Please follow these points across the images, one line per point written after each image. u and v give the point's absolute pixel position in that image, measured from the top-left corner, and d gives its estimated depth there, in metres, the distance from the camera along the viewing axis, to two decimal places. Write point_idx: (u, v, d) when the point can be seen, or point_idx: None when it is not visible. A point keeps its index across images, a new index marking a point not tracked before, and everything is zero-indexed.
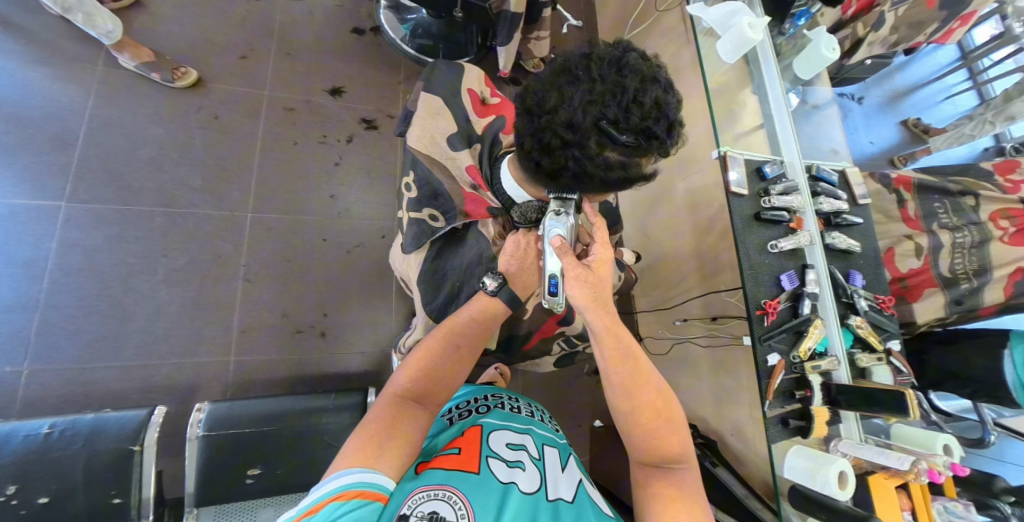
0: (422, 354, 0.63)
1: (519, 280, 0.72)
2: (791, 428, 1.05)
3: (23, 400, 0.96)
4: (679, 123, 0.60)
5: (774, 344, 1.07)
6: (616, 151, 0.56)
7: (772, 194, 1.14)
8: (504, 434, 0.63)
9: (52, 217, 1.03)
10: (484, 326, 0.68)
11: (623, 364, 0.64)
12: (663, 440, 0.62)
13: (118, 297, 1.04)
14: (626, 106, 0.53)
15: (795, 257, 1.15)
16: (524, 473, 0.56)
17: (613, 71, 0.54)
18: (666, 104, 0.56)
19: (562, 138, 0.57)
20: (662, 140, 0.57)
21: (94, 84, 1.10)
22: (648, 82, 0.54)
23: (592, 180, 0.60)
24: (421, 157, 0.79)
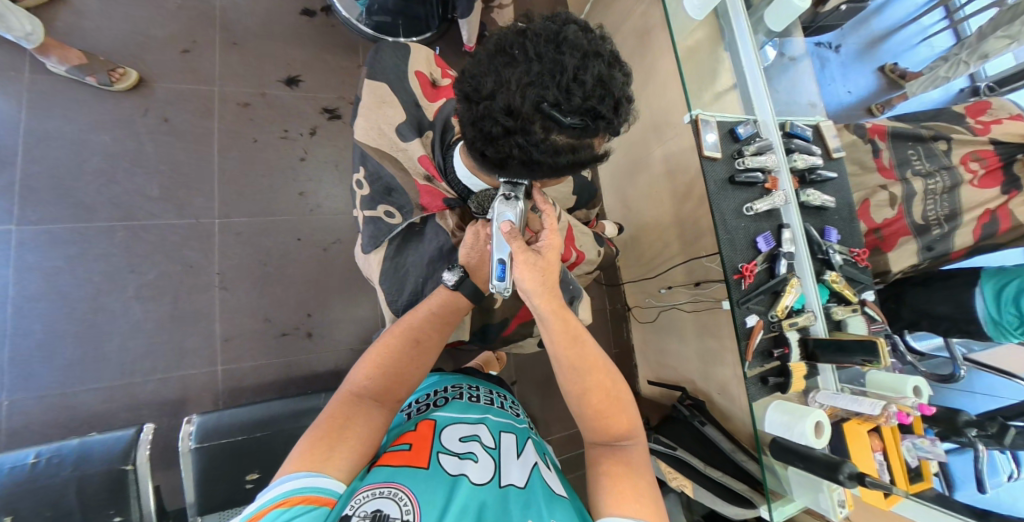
0: (380, 351, 0.60)
1: (479, 274, 0.71)
2: (771, 386, 1.09)
3: (7, 430, 0.95)
4: (627, 96, 0.58)
5: (752, 306, 1.10)
6: (561, 135, 0.55)
7: (746, 155, 1.14)
8: (458, 425, 0.59)
9: (4, 242, 0.99)
10: (442, 320, 0.66)
11: (574, 346, 0.62)
12: (612, 420, 0.60)
13: (89, 318, 1.02)
14: (566, 86, 0.52)
15: (771, 218, 1.17)
16: (476, 464, 0.53)
17: (550, 48, 0.52)
18: (609, 79, 0.54)
19: (505, 126, 0.55)
20: (608, 118, 0.56)
21: (25, 94, 1.03)
22: (590, 58, 0.52)
23: (541, 167, 0.59)
24: (371, 151, 0.77)
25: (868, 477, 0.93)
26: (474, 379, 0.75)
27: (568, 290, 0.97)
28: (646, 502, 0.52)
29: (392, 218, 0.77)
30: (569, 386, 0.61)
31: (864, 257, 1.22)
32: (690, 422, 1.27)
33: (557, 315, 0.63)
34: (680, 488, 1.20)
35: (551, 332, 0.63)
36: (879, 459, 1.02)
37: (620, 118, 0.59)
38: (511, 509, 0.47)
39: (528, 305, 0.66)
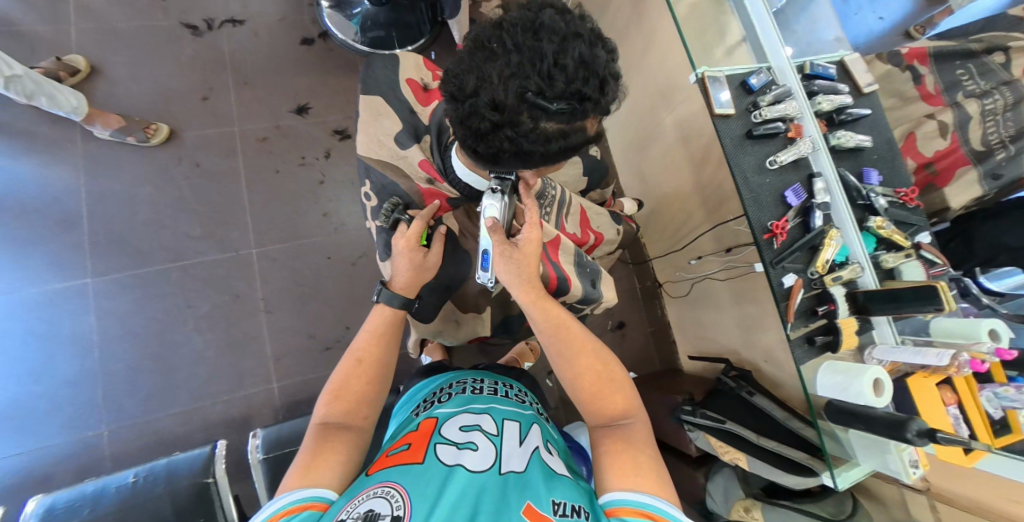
0: (336, 380, 0.64)
1: (402, 282, 0.73)
2: (818, 346, 1.02)
3: (110, 455, 1.07)
4: (613, 74, 0.57)
5: (788, 265, 1.03)
6: (550, 123, 0.55)
7: (763, 106, 1.06)
8: (458, 418, 0.61)
9: (83, 294, 1.11)
10: (388, 336, 0.70)
11: (556, 331, 0.69)
12: (606, 400, 0.63)
13: (159, 352, 1.13)
14: (546, 75, 0.51)
15: (799, 168, 1.09)
16: (475, 453, 0.54)
17: (527, 38, 0.52)
18: (591, 60, 0.53)
19: (493, 120, 0.55)
20: (595, 98, 0.55)
21: (80, 162, 1.15)
22: (568, 41, 0.52)
23: (533, 156, 0.59)
24: (373, 163, 0.79)
25: (939, 433, 0.85)
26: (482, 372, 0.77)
27: (588, 272, 0.96)
28: (649, 474, 0.53)
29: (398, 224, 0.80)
30: (562, 369, 0.67)
31: (913, 196, 1.11)
32: (738, 392, 1.25)
33: (540, 304, 0.70)
34: (734, 462, 1.16)
35: (537, 314, 0.70)
36: (954, 412, 0.93)
37: (609, 96, 0.57)
38: (507, 492, 0.49)
39: (513, 291, 0.72)
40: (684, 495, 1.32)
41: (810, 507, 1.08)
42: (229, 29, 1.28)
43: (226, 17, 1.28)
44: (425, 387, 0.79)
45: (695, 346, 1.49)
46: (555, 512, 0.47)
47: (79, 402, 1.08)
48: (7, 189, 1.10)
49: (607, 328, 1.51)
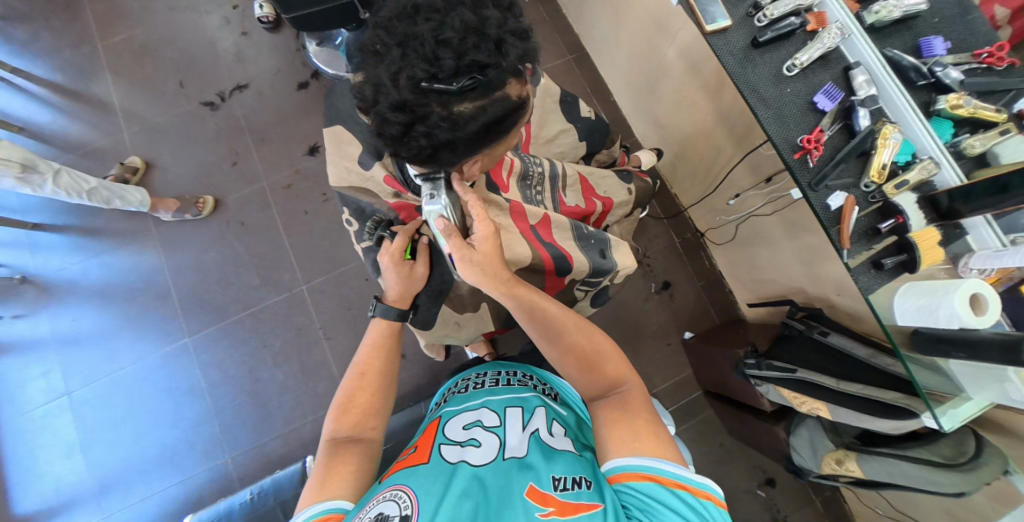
0: (343, 396, 0.71)
1: (395, 295, 0.79)
2: (890, 269, 0.85)
3: (237, 478, 1.25)
4: (518, 26, 0.46)
5: (834, 183, 0.87)
6: (460, 106, 0.45)
7: (766, 4, 0.89)
8: (463, 419, 0.73)
9: (185, 351, 1.31)
10: (384, 348, 0.77)
11: (533, 318, 0.73)
12: (601, 372, 0.68)
13: (252, 388, 1.30)
14: (432, 55, 0.42)
15: (830, 64, 0.91)
16: (478, 448, 0.65)
17: (401, 20, 0.43)
18: (479, 20, 0.43)
19: (401, 123, 0.46)
20: (501, 59, 0.44)
21: (158, 244, 1.35)
22: (449, 8, 0.42)
23: (461, 144, 0.49)
24: (347, 191, 0.81)
25: None
26: (485, 367, 0.90)
27: (595, 244, 0.89)
28: (649, 436, 0.58)
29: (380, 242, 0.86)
30: (551, 352, 0.71)
31: (1002, 53, 0.86)
32: (809, 336, 1.13)
33: (513, 292, 0.73)
34: (813, 413, 1.03)
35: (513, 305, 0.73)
36: None
37: (521, 50, 0.46)
38: (510, 476, 0.59)
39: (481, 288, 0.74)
40: (771, 450, 1.22)
41: (916, 453, 0.94)
42: (238, 95, 1.42)
43: (233, 86, 1.42)
44: (442, 387, 0.93)
45: (757, 290, 1.35)
46: (555, 488, 0.56)
47: (203, 439, 1.27)
48: (113, 279, 1.33)
49: (653, 290, 1.45)
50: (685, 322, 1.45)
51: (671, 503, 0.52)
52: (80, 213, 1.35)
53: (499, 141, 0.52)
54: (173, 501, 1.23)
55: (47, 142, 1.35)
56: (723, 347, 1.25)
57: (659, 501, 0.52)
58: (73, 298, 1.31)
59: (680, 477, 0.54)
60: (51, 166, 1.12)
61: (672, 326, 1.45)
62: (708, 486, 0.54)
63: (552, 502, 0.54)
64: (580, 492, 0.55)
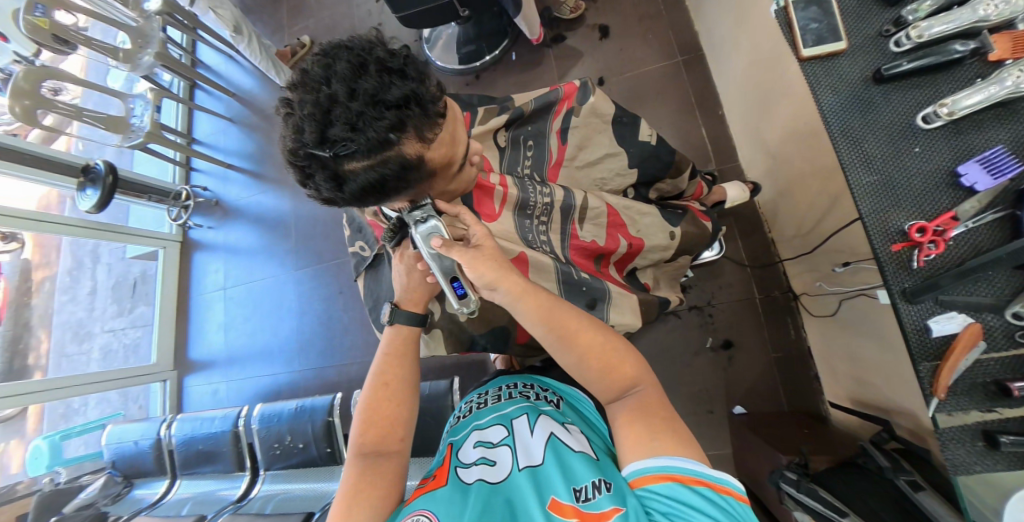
0: (365, 409, 0.66)
1: (410, 300, 0.70)
2: (1011, 452, 0.54)
3: (303, 387, 1.57)
4: (397, 94, 0.44)
5: (951, 300, 0.58)
6: (338, 169, 0.45)
7: (917, 19, 0.62)
8: (472, 437, 0.69)
9: (293, 280, 1.65)
10: (406, 355, 0.70)
11: (554, 328, 0.61)
12: (617, 369, 0.60)
13: (327, 322, 1.58)
14: (302, 126, 0.44)
15: (1013, 116, 0.59)
16: (494, 466, 0.62)
17: (292, 92, 0.46)
18: (348, 92, 0.43)
19: (299, 178, 0.49)
20: (366, 129, 0.43)
21: (291, 191, 1.71)
22: (322, 82, 0.44)
23: (355, 199, 0.49)
24: None
25: None
26: (490, 384, 0.84)
27: (584, 293, 0.80)
28: (665, 434, 0.54)
29: (366, 252, 0.78)
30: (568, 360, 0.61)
31: None
32: (892, 481, 0.81)
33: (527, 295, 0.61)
34: None
35: (527, 313, 0.61)
36: None
37: (392, 118, 0.43)
38: (527, 494, 0.55)
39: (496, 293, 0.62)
40: None
41: None
42: None
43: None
44: None
45: (854, 392, 1.01)
46: (576, 498, 0.53)
47: (289, 351, 1.61)
48: (264, 213, 1.74)
49: (707, 346, 1.23)
50: (740, 395, 1.19)
51: (695, 502, 0.48)
52: (256, 160, 1.79)
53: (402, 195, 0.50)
54: (262, 388, 1.62)
55: (250, 107, 1.84)
56: (768, 446, 0.99)
57: (682, 501, 0.48)
58: (242, 220, 1.77)
59: (698, 473, 0.50)
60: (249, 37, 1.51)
61: (722, 395, 1.20)
62: (727, 481, 0.51)
63: (573, 515, 0.51)
64: (599, 501, 0.51)
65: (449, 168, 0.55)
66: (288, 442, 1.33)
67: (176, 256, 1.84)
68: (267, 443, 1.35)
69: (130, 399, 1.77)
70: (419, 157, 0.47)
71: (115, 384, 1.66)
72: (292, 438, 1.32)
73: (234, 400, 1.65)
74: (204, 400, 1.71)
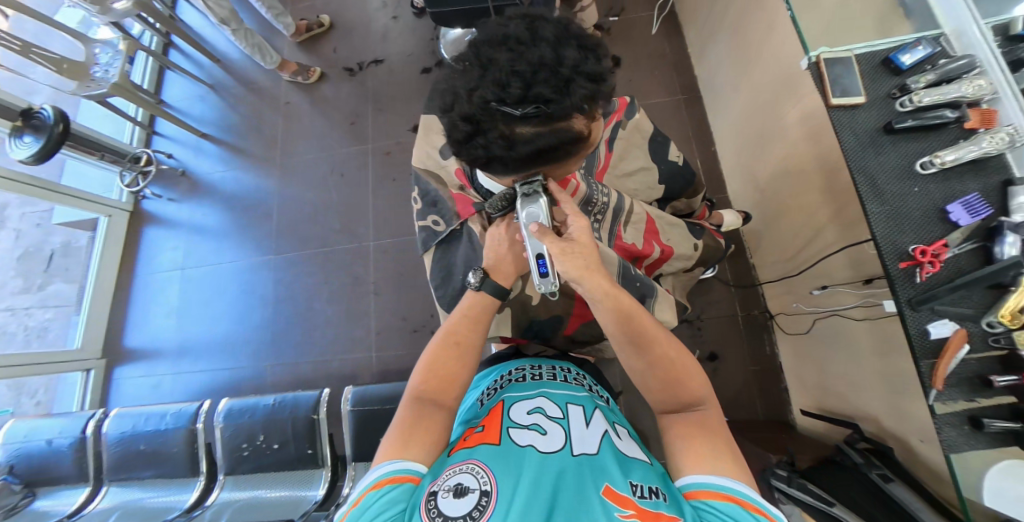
0: (429, 356, 0.66)
1: (499, 271, 0.71)
2: (989, 433, 0.67)
3: (270, 384, 1.42)
4: (592, 70, 0.48)
5: (942, 310, 0.71)
6: (524, 129, 0.47)
7: (918, 88, 0.78)
8: (525, 402, 0.67)
9: (268, 266, 1.51)
10: (478, 323, 0.69)
11: (630, 331, 0.64)
12: (686, 383, 0.62)
13: (305, 314, 1.46)
14: (504, 82, 0.45)
15: (984, 172, 0.76)
16: (546, 436, 0.60)
17: (486, 48, 0.47)
18: (556, 57, 0.45)
19: (465, 132, 0.49)
20: (568, 97, 0.46)
21: (275, 171, 1.59)
22: (530, 44, 0.46)
23: (516, 161, 0.51)
24: (424, 175, 0.84)
25: None
26: (533, 360, 0.81)
27: (636, 288, 0.85)
28: None
29: (440, 227, 0.82)
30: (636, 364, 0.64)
31: None
32: (865, 474, 0.93)
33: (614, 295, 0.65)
34: None
35: (607, 313, 0.65)
36: None
37: (587, 92, 0.47)
38: (580, 473, 0.54)
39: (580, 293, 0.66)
40: None
41: None
42: (373, 67, 1.62)
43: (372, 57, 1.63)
44: (484, 376, 0.83)
45: (822, 401, 1.15)
46: (634, 493, 0.52)
47: (256, 344, 1.46)
48: (240, 190, 1.60)
49: (695, 357, 1.35)
50: (722, 403, 1.31)
51: None
52: (236, 133, 1.65)
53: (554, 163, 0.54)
54: (219, 383, 1.44)
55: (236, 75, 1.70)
56: (757, 448, 1.10)
57: None
58: (211, 196, 1.60)
59: (757, 503, 0.52)
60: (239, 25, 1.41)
61: None
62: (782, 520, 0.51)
63: (632, 506, 0.50)
64: (657, 503, 0.51)
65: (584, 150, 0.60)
66: (257, 441, 1.20)
67: (121, 228, 1.60)
68: (233, 443, 1.20)
69: (24, 394, 1.43)
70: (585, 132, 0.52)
71: (21, 371, 1.36)
72: (265, 437, 1.19)
73: (180, 396, 1.44)
74: (140, 395, 1.47)
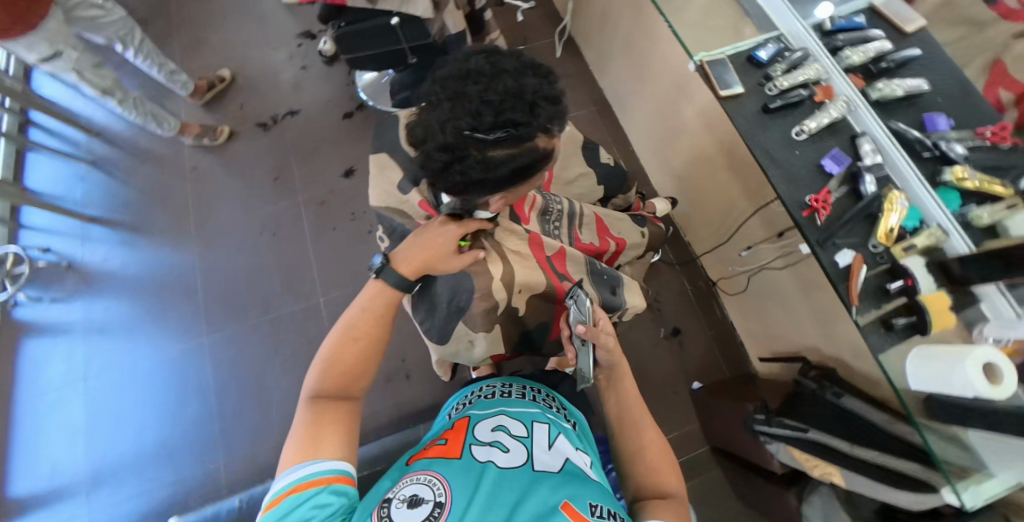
0: (324, 353, 0.66)
1: (412, 259, 0.71)
2: (899, 330, 0.84)
3: (226, 486, 1.23)
4: (549, 92, 0.55)
5: (840, 242, 0.89)
6: (496, 152, 0.52)
7: (777, 76, 0.99)
8: (490, 421, 0.73)
9: (200, 351, 1.36)
10: (382, 318, 0.70)
11: (623, 411, 0.77)
12: (664, 475, 0.70)
13: (257, 395, 1.32)
14: (477, 111, 0.50)
15: (837, 132, 0.98)
16: (504, 452, 0.66)
17: (453, 84, 0.52)
18: (517, 85, 0.52)
19: (443, 162, 0.54)
20: (533, 120, 0.52)
21: (195, 244, 1.50)
22: (492, 76, 0.52)
23: (493, 183, 0.56)
24: (384, 211, 0.85)
25: None
26: (508, 378, 0.91)
27: (607, 280, 0.94)
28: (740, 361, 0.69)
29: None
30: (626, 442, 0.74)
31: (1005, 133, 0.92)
32: (823, 397, 1.13)
33: (614, 385, 0.81)
34: (829, 478, 1.00)
35: (608, 400, 0.80)
36: None
37: (548, 114, 0.54)
38: (531, 484, 0.59)
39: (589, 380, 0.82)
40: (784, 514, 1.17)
41: None
42: (289, 118, 1.71)
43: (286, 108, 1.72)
44: (459, 397, 0.92)
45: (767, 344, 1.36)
46: (591, 512, 0.55)
47: (198, 442, 1.27)
48: (150, 271, 1.45)
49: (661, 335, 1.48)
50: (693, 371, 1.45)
51: None
52: (137, 212, 1.53)
53: (528, 181, 0.60)
54: (155, 502, 1.21)
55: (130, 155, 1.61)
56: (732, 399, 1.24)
57: None
58: (111, 285, 1.42)
59: None
60: (124, 95, 1.42)
61: None
62: None
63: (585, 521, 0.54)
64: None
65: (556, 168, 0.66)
66: None
67: None
68: None
69: None
70: (551, 149, 0.58)
71: None
72: None
73: None
74: None
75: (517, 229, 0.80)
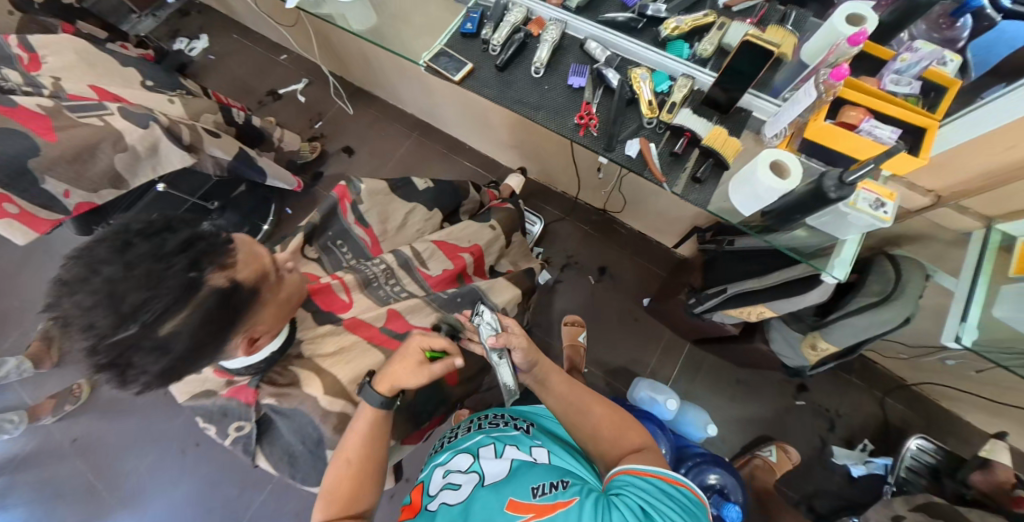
0: (330, 487, 0.67)
1: (390, 378, 0.73)
2: (710, 176, 0.89)
3: None
4: (166, 249, 0.62)
5: (624, 137, 0.93)
6: (159, 326, 0.59)
7: (490, 35, 1.02)
8: (442, 470, 0.84)
9: None
10: (372, 441, 0.71)
11: (577, 404, 0.80)
12: (628, 435, 0.74)
13: None
14: (100, 319, 0.57)
15: (568, 48, 1.03)
16: (457, 488, 0.76)
17: (71, 303, 0.58)
18: (121, 268, 0.58)
19: (128, 363, 0.59)
20: (162, 282, 0.59)
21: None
22: (96, 277, 0.57)
23: (186, 341, 0.62)
24: (194, 397, 0.83)
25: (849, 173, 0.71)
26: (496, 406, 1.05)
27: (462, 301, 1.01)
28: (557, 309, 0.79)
29: (248, 427, 0.80)
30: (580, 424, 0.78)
31: None
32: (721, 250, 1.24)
33: (547, 391, 0.84)
34: (764, 317, 1.09)
35: (551, 394, 0.84)
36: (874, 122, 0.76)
37: (177, 264, 0.61)
38: (486, 498, 0.70)
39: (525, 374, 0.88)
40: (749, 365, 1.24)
41: (858, 303, 0.97)
42: None
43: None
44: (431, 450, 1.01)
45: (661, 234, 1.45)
46: (535, 496, 0.67)
47: None
48: None
49: None
50: None
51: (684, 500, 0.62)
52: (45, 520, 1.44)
53: (223, 315, 0.65)
54: None
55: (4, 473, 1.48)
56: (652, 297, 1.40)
57: (672, 498, 0.62)
58: None
59: (679, 478, 0.64)
60: None
61: None
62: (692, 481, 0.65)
63: (530, 509, 0.64)
64: (554, 495, 0.66)
65: (267, 277, 0.74)
66: None
67: None
68: None
69: None
70: (218, 278, 0.65)
71: None
72: None
73: None
74: None
75: (324, 330, 0.86)
